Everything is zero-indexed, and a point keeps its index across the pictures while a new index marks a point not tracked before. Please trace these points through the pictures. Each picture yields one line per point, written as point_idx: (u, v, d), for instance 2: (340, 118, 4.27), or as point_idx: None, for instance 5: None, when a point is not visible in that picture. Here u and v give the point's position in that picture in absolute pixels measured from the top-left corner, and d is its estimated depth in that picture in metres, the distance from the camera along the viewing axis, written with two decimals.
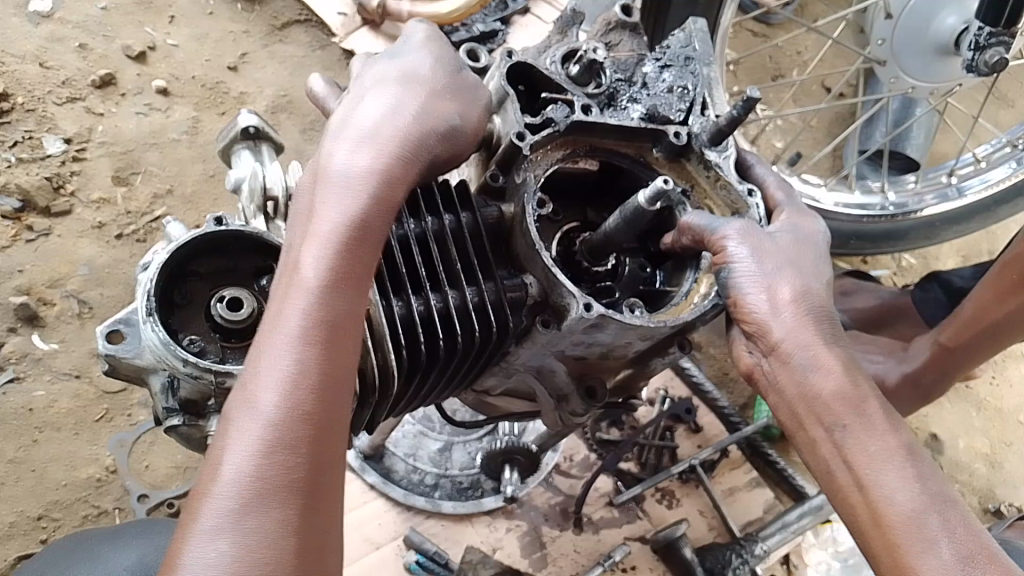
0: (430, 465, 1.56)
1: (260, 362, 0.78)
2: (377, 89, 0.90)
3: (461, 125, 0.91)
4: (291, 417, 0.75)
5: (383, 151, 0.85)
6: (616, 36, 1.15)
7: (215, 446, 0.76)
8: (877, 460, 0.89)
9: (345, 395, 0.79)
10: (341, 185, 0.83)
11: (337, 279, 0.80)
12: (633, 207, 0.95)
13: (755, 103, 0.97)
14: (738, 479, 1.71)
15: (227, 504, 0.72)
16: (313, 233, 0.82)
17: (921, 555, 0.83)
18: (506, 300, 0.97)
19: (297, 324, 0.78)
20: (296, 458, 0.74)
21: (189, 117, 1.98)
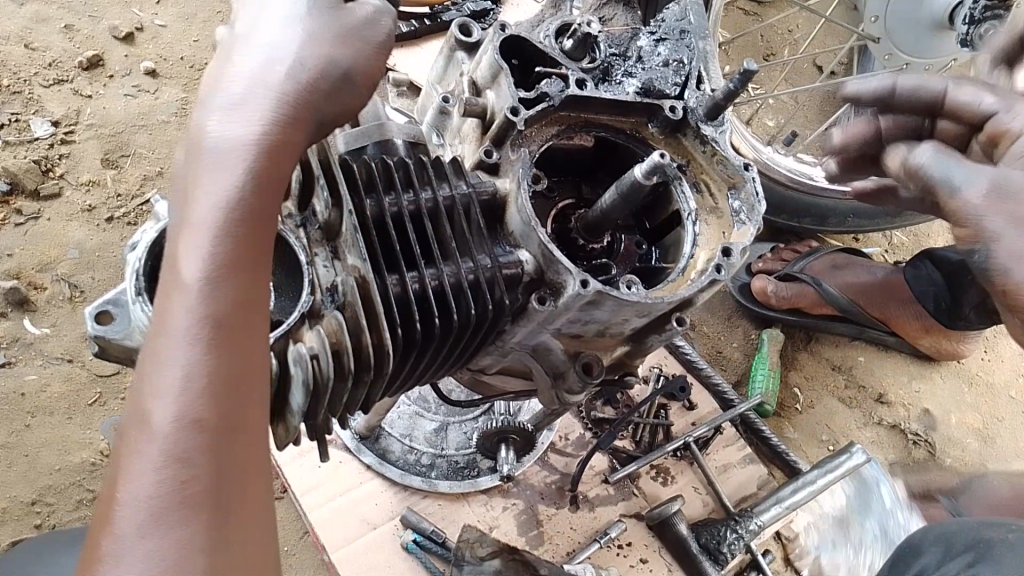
0: (425, 445, 1.55)
1: (144, 372, 0.66)
2: (250, 35, 0.75)
3: (353, 67, 0.79)
4: (185, 431, 0.64)
5: (267, 111, 0.72)
6: (611, 12, 1.17)
7: (108, 474, 0.65)
8: None
9: (251, 392, 0.68)
10: (224, 151, 0.70)
11: (225, 265, 0.68)
12: (628, 181, 0.95)
13: (753, 76, 0.96)
14: (733, 455, 1.73)
15: (132, 542, 0.62)
16: (195, 209, 0.69)
17: None
18: (503, 276, 0.96)
19: (184, 320, 0.66)
20: (201, 474, 0.64)
21: (177, 99, 1.96)
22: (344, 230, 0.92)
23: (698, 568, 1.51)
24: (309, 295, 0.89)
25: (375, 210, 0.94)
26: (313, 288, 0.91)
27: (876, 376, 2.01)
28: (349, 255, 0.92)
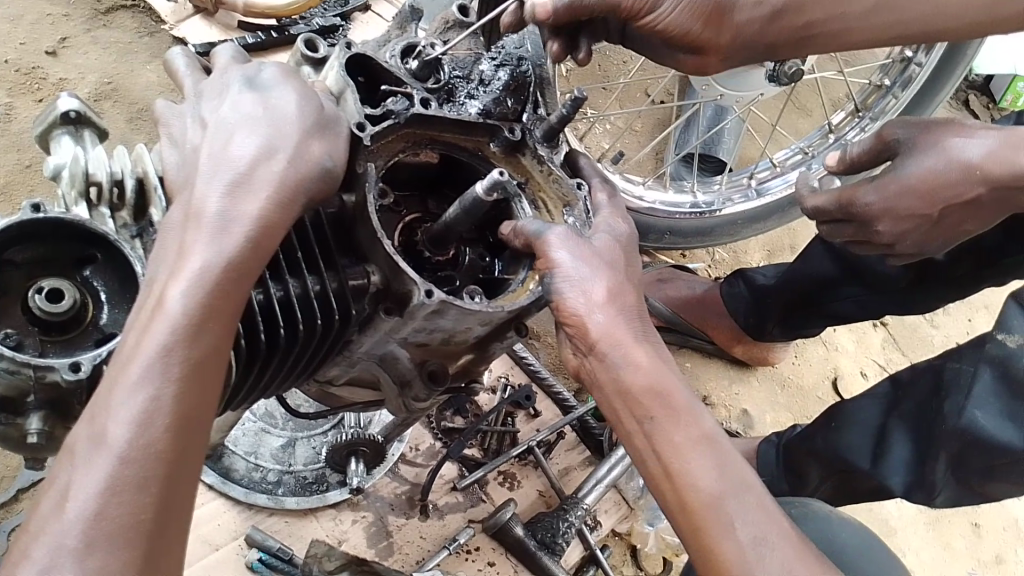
0: (272, 462, 1.54)
1: (112, 391, 0.77)
2: (242, 126, 0.86)
3: (332, 171, 0.89)
4: (143, 456, 0.76)
5: (254, 200, 0.83)
6: (454, 36, 1.19)
7: (63, 468, 0.76)
8: (682, 448, 1.04)
9: (197, 431, 0.80)
10: (208, 227, 0.81)
11: (203, 318, 0.80)
12: (470, 198, 0.99)
13: (583, 102, 1.06)
14: (574, 459, 1.84)
15: (73, 537, 0.73)
16: (181, 270, 0.80)
17: (722, 532, 1.01)
18: (349, 287, 0.99)
19: (156, 360, 0.77)
20: (146, 492, 0.76)
21: (1, 104, 1.80)
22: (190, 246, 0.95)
23: (539, 563, 1.61)
24: None
25: None
26: None
27: (701, 381, 2.19)
28: None
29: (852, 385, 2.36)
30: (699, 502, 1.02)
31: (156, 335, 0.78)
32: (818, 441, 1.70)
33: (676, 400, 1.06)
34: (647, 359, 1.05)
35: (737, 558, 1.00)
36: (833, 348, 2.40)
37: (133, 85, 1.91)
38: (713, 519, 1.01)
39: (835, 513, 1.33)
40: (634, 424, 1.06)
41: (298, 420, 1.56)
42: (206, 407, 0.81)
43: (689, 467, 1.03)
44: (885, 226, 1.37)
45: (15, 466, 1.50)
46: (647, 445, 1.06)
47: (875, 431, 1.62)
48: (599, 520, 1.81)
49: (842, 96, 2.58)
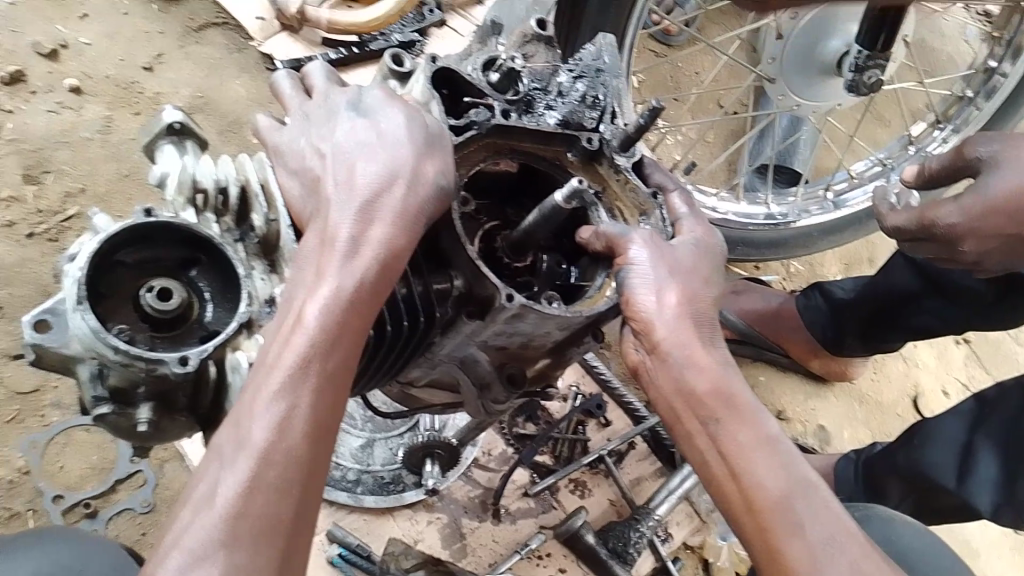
0: (352, 461, 1.58)
1: (252, 402, 0.83)
2: (365, 155, 0.90)
3: (448, 194, 0.92)
4: (279, 459, 0.81)
5: (381, 225, 0.87)
6: (532, 48, 1.22)
7: (208, 471, 0.82)
8: (746, 448, 1.04)
9: (327, 442, 0.85)
10: (340, 250, 0.86)
11: (336, 336, 0.85)
12: (549, 206, 1.01)
13: (660, 112, 1.07)
14: (646, 469, 1.84)
15: (214, 534, 0.77)
16: (316, 289, 0.85)
17: (790, 533, 1.00)
18: (433, 291, 1.01)
19: (296, 374, 0.83)
20: (282, 498, 0.81)
21: (101, 117, 1.89)
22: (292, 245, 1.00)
23: (606, 568, 1.61)
24: (248, 307, 0.90)
25: None
26: (252, 298, 0.91)
27: (774, 395, 2.17)
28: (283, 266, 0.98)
29: (932, 403, 2.30)
30: (764, 502, 1.02)
31: (293, 351, 0.84)
32: (899, 457, 1.66)
33: (737, 400, 1.06)
34: (710, 361, 1.07)
35: (806, 558, 0.99)
36: (912, 364, 2.34)
37: (223, 99, 2.00)
38: (782, 520, 1.01)
39: (903, 519, 1.31)
40: (696, 425, 1.07)
41: (376, 421, 1.61)
42: (335, 420, 0.86)
43: (753, 467, 1.03)
44: (969, 247, 1.34)
45: (113, 457, 1.57)
46: (709, 445, 1.06)
47: (962, 446, 1.59)
48: (671, 531, 1.81)
49: (921, 106, 2.54)
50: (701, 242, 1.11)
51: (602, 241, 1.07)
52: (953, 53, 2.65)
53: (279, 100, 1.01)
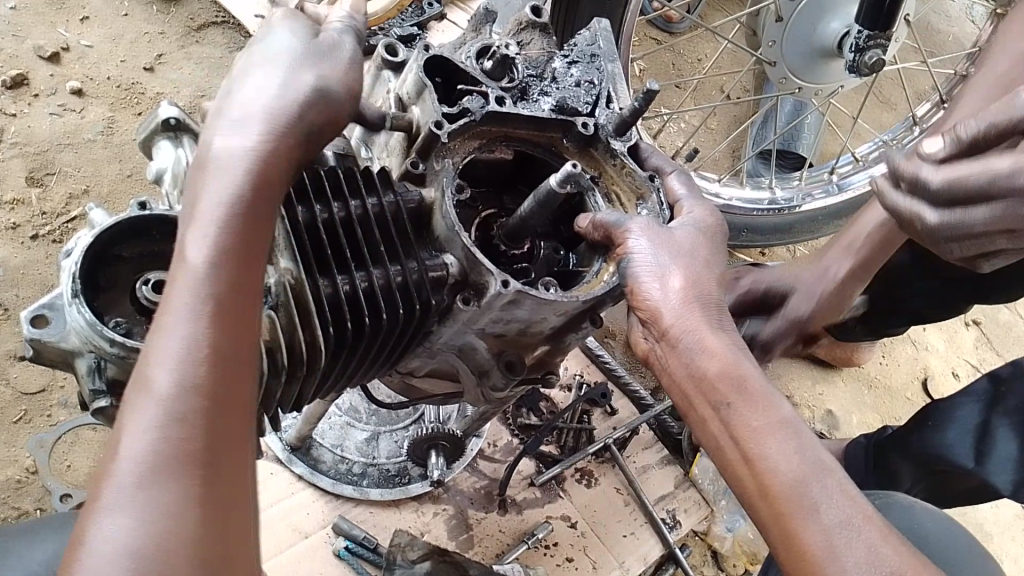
0: (357, 454, 1.59)
1: (151, 341, 0.76)
2: (242, 80, 0.87)
3: (332, 93, 0.89)
4: (185, 393, 0.74)
5: (260, 134, 0.83)
6: (527, 36, 1.23)
7: (114, 422, 0.75)
8: (760, 434, 1.02)
9: (238, 361, 0.78)
10: (222, 170, 0.82)
11: (222, 253, 0.79)
12: (544, 190, 1.02)
13: (655, 95, 1.07)
14: (650, 457, 1.86)
15: (128, 478, 0.72)
16: (198, 214, 0.80)
17: (803, 519, 0.98)
18: (429, 278, 1.01)
19: (186, 298, 0.77)
20: (193, 425, 0.74)
21: (104, 118, 1.90)
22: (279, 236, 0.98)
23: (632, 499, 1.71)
24: None
25: (305, 217, 0.98)
26: None
27: (782, 381, 2.16)
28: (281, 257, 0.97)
29: (942, 385, 2.29)
30: (778, 488, 1.00)
31: (184, 281, 0.77)
32: (913, 440, 1.64)
33: (749, 383, 1.05)
34: (721, 344, 1.07)
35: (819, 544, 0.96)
36: (922, 348, 2.33)
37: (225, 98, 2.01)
38: (795, 504, 0.99)
39: (921, 505, 1.30)
40: (709, 409, 1.06)
41: (380, 414, 1.61)
42: (243, 337, 0.79)
43: (767, 451, 1.02)
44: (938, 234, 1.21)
45: None
46: (723, 430, 1.05)
47: (975, 429, 1.57)
48: (679, 519, 1.81)
49: (927, 88, 2.52)
50: (702, 225, 1.12)
51: (598, 230, 1.07)
52: (959, 34, 2.63)
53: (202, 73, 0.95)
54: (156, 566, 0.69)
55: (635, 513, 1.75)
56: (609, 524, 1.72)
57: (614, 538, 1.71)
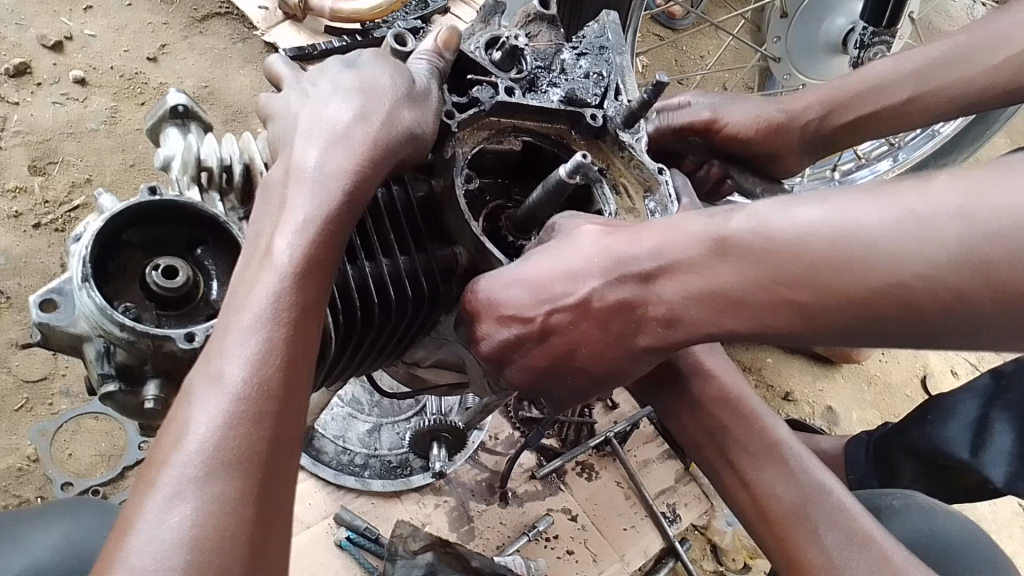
0: (359, 446, 1.59)
1: (226, 337, 0.76)
2: (337, 99, 0.87)
3: (422, 132, 0.89)
4: (259, 394, 0.74)
5: (357, 156, 0.83)
6: (535, 27, 1.24)
7: (179, 408, 0.73)
8: (756, 457, 1.12)
9: (305, 373, 0.78)
10: (314, 183, 0.82)
11: (307, 265, 0.79)
12: (554, 180, 1.01)
13: (664, 87, 1.08)
14: (651, 452, 1.87)
15: (192, 469, 0.70)
16: (286, 220, 0.80)
17: (805, 538, 1.05)
18: (439, 266, 1.02)
19: (268, 301, 0.77)
20: (262, 428, 0.73)
21: (107, 108, 1.89)
22: None
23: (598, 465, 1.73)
24: None
25: None
26: None
27: (782, 377, 2.17)
28: None
29: (941, 383, 2.30)
30: (778, 510, 1.08)
31: (266, 284, 0.77)
32: (913, 432, 1.66)
33: (744, 409, 1.14)
34: (717, 369, 1.15)
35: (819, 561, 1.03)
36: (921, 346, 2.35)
37: (228, 90, 2.01)
38: (797, 525, 1.06)
39: (945, 508, 1.30)
40: (702, 434, 1.15)
41: (383, 405, 1.63)
42: (311, 351, 0.79)
43: (762, 474, 1.11)
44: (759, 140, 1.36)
45: (123, 444, 1.58)
46: (721, 456, 1.14)
47: (975, 420, 1.60)
48: (679, 513, 1.82)
49: None
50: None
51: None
52: None
53: (277, 81, 0.95)
54: (202, 561, 0.67)
55: (636, 507, 1.76)
56: (610, 518, 1.73)
57: (614, 532, 1.72)
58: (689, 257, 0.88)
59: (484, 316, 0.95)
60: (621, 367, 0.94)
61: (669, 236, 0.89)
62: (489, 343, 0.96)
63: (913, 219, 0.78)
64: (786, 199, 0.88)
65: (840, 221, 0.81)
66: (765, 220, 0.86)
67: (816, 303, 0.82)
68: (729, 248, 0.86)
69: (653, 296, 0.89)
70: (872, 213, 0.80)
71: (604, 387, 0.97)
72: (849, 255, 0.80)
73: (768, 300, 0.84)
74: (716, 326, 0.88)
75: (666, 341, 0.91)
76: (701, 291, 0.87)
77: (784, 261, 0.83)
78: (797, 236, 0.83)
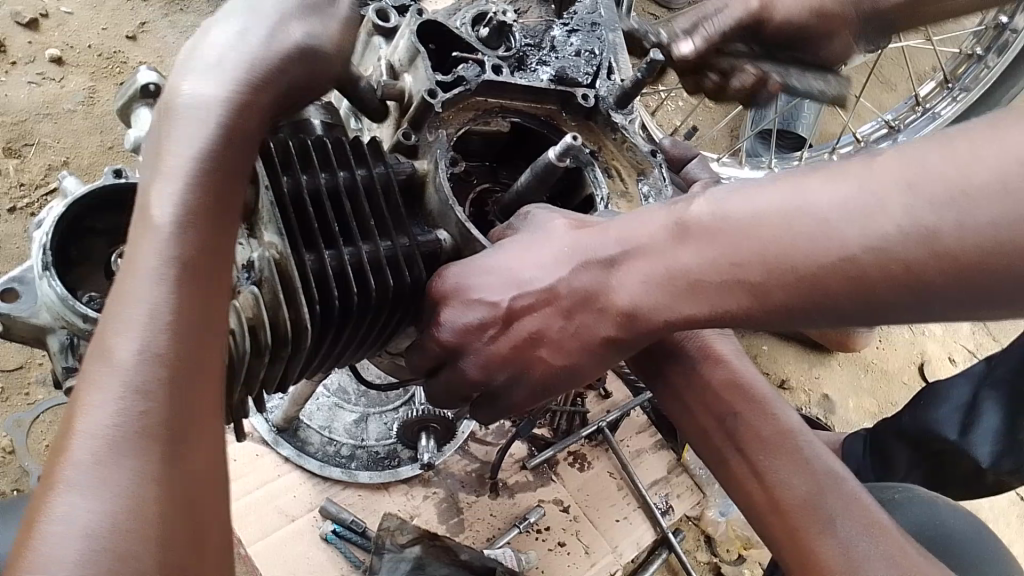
0: (345, 437, 1.55)
1: (114, 306, 0.69)
2: (213, 30, 0.79)
3: (319, 51, 0.82)
4: (153, 359, 0.66)
5: (235, 84, 0.76)
6: (525, 5, 1.23)
7: (71, 395, 0.66)
8: (767, 445, 1.07)
9: (211, 331, 0.71)
10: (191, 121, 0.74)
11: (193, 215, 0.72)
12: (544, 163, 0.97)
13: (659, 66, 1.04)
14: (644, 441, 1.84)
15: (87, 452, 0.63)
16: (165, 170, 0.73)
17: (820, 531, 1.00)
18: (421, 253, 0.97)
19: (158, 259, 0.70)
20: (161, 396, 0.66)
21: (85, 88, 1.84)
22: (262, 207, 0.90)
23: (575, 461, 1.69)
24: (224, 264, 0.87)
25: (291, 186, 0.91)
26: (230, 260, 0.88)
27: (778, 365, 2.13)
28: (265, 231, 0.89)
29: (940, 369, 2.27)
30: (790, 502, 1.03)
31: (146, 242, 0.70)
32: (904, 418, 1.64)
33: (753, 392, 1.09)
34: (726, 351, 1.11)
35: (837, 555, 0.98)
36: (919, 333, 2.32)
37: None
38: (811, 518, 1.01)
39: (945, 501, 1.26)
40: (710, 418, 1.09)
41: (370, 395, 1.57)
42: (216, 306, 0.72)
43: (776, 462, 1.05)
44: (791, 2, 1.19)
45: None
46: (727, 442, 1.09)
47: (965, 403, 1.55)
48: (672, 504, 1.79)
49: (928, 68, 2.48)
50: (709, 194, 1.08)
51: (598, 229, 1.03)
52: None
53: None
54: (116, 545, 0.60)
55: (629, 498, 1.73)
56: (603, 509, 1.70)
57: (607, 523, 1.69)
58: (652, 242, 0.86)
59: (451, 298, 0.90)
60: (579, 364, 0.91)
61: (632, 221, 0.88)
62: (450, 328, 0.90)
63: (865, 195, 0.75)
64: (742, 185, 0.85)
65: (794, 205, 0.79)
66: (723, 205, 0.84)
67: (771, 289, 0.79)
68: (689, 230, 0.84)
69: (614, 283, 0.87)
70: (820, 194, 0.77)
71: (552, 389, 0.94)
72: (801, 235, 0.77)
73: (723, 282, 0.82)
74: (672, 312, 0.85)
75: (625, 334, 0.88)
76: (661, 274, 0.85)
77: (738, 245, 0.81)
78: (750, 221, 0.81)
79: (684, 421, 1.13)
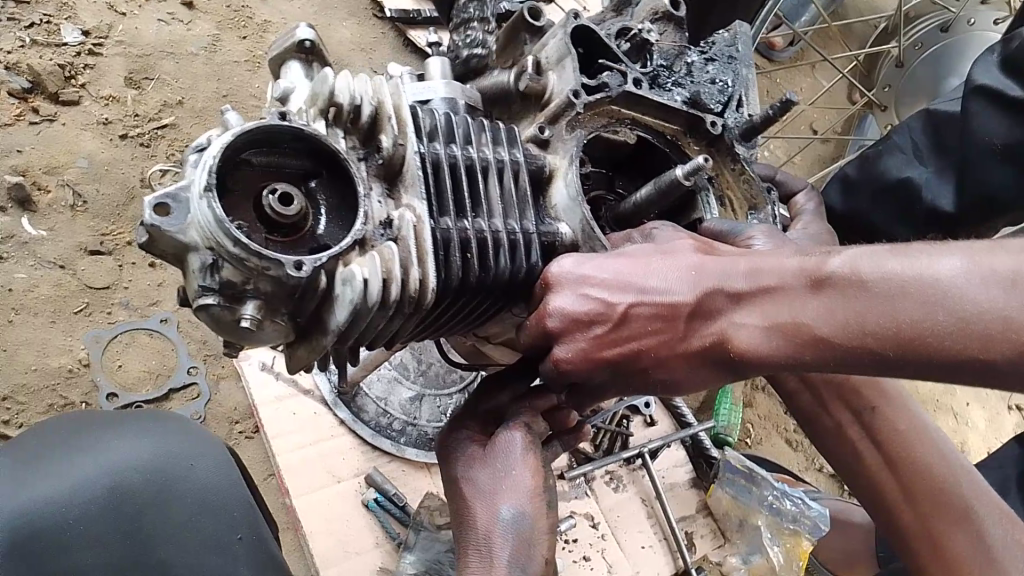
0: (399, 412, 1.59)
1: None
2: None
3: None
4: None
5: None
6: (661, 25, 1.21)
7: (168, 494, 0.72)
8: (904, 438, 1.31)
9: None
10: None
11: None
12: (669, 180, 1.01)
13: (793, 105, 1.08)
14: (678, 476, 1.87)
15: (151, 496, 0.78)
16: None
17: (944, 522, 1.25)
18: (540, 242, 1.01)
19: None
20: None
21: (209, 35, 1.90)
22: (406, 170, 0.94)
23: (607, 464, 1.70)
24: (363, 225, 0.89)
25: (430, 155, 0.94)
26: (368, 218, 0.90)
27: None
28: (407, 194, 0.93)
29: (976, 461, 2.28)
30: (925, 495, 1.27)
31: None
32: None
33: (890, 394, 1.35)
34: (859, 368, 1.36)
35: (964, 528, 1.23)
36: (962, 422, 2.33)
37: (327, 39, 2.01)
38: (943, 515, 1.25)
39: None
40: (849, 417, 1.35)
41: (428, 375, 1.61)
42: None
43: (914, 449, 1.30)
44: None
45: (171, 365, 1.60)
46: (863, 437, 1.34)
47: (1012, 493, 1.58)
48: (694, 541, 1.81)
49: None
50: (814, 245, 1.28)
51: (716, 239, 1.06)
52: None
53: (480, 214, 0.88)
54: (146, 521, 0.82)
55: (655, 528, 1.75)
56: (630, 532, 1.73)
57: (632, 548, 1.71)
58: (790, 291, 0.87)
59: (559, 287, 0.91)
60: (680, 379, 0.91)
61: (762, 261, 0.89)
62: (558, 316, 0.90)
63: (1016, 290, 0.79)
64: (885, 248, 0.87)
65: (928, 280, 0.82)
66: (857, 265, 0.85)
67: (892, 364, 0.83)
68: (825, 285, 0.85)
69: (729, 322, 0.88)
70: (963, 276, 0.81)
71: (644, 393, 0.95)
72: (944, 320, 0.80)
73: (848, 346, 0.84)
74: (790, 360, 0.86)
75: (725, 362, 0.89)
76: (780, 325, 0.86)
77: (867, 315, 0.83)
78: (890, 289, 0.83)
79: (821, 419, 1.38)
